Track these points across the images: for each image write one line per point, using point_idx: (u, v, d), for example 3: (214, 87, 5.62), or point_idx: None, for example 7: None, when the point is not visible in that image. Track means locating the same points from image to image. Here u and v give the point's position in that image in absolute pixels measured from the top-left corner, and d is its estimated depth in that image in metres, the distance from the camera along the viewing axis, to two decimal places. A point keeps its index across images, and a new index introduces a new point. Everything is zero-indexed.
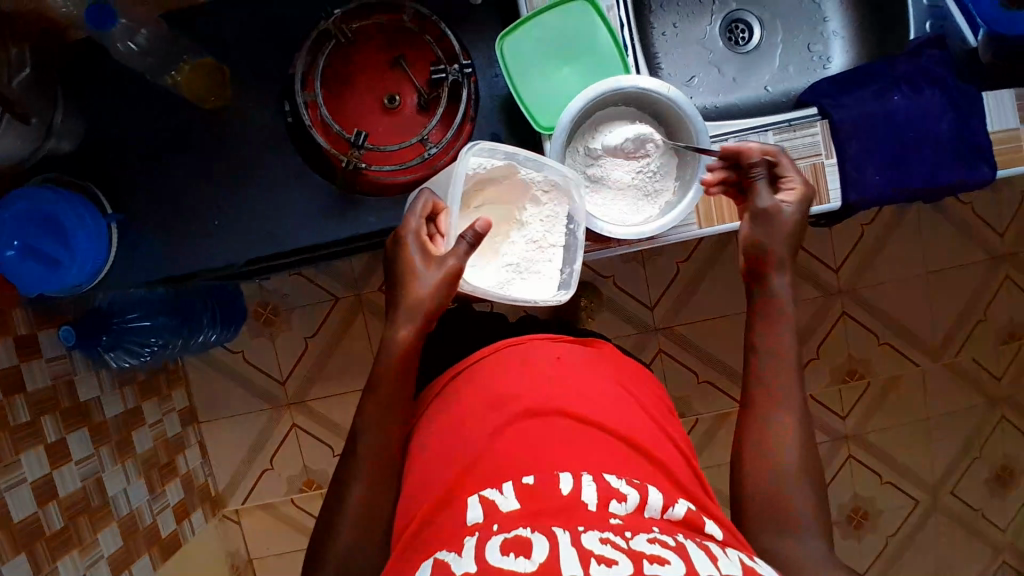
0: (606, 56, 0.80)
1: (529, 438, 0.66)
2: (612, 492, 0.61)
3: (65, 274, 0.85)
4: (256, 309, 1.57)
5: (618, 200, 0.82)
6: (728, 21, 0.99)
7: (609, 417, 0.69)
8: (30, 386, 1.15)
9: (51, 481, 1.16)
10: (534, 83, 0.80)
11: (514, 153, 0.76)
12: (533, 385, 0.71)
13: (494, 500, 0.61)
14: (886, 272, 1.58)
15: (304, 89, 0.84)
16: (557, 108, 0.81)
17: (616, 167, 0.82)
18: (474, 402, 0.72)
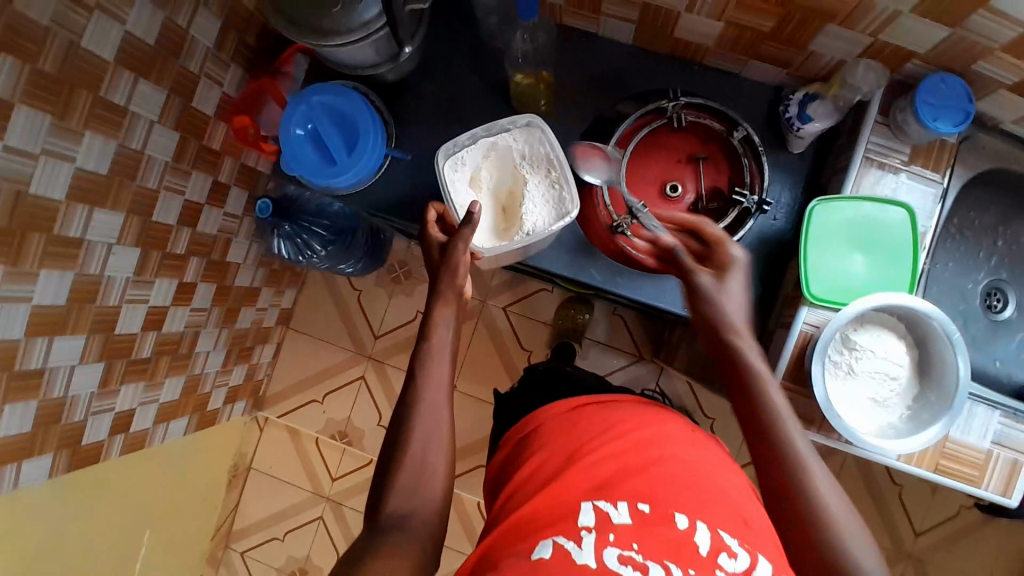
0: (903, 267, 0.80)
1: (647, 467, 0.70)
2: (723, 545, 0.62)
3: (327, 172, 0.90)
4: (393, 263, 1.62)
5: (857, 405, 0.78)
6: (991, 285, 0.93)
7: (717, 478, 0.71)
8: (200, 226, 1.23)
9: (164, 313, 1.21)
10: (824, 255, 0.81)
11: (476, 132, 0.89)
12: (654, 433, 0.76)
13: (607, 511, 0.65)
14: (962, 567, 1.50)
15: (617, 145, 0.92)
16: (835, 288, 0.81)
17: (864, 373, 0.78)
18: (599, 427, 0.78)
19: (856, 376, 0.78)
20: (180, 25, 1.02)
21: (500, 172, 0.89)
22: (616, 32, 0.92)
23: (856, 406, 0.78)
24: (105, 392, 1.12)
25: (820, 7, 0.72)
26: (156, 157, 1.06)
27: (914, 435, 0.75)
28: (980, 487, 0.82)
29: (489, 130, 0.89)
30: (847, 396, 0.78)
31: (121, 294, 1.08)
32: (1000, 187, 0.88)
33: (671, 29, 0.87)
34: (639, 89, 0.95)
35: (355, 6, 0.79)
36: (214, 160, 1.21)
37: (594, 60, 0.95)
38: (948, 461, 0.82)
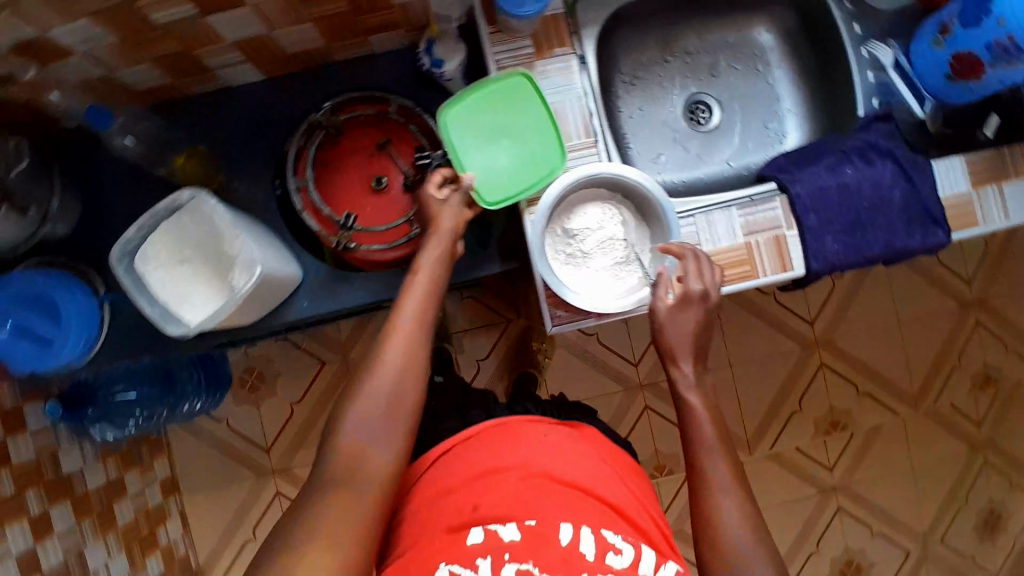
0: (538, 130, 0.86)
1: (527, 494, 0.73)
2: (609, 546, 0.70)
3: (50, 353, 0.86)
4: (241, 376, 1.57)
5: (600, 276, 0.87)
6: (689, 102, 1.08)
7: (591, 479, 0.78)
8: (15, 459, 1.14)
9: (34, 555, 1.13)
10: (475, 158, 0.86)
11: (141, 226, 0.81)
12: (524, 452, 0.78)
13: (495, 530, 0.69)
14: (857, 324, 1.61)
15: (298, 175, 0.91)
16: (495, 182, 0.86)
17: (597, 246, 0.87)
18: (472, 459, 0.79)
19: (591, 254, 0.87)
20: None
21: (183, 244, 0.81)
22: (242, 74, 0.92)
23: (600, 277, 0.87)
24: None
25: None
26: None
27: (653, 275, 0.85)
28: (763, 276, 0.88)
29: (154, 211, 0.81)
30: (591, 270, 0.87)
31: None
32: (642, 25, 1.04)
33: (276, 51, 0.88)
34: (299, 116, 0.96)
35: None
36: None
37: (244, 115, 0.96)
38: (716, 275, 0.88)
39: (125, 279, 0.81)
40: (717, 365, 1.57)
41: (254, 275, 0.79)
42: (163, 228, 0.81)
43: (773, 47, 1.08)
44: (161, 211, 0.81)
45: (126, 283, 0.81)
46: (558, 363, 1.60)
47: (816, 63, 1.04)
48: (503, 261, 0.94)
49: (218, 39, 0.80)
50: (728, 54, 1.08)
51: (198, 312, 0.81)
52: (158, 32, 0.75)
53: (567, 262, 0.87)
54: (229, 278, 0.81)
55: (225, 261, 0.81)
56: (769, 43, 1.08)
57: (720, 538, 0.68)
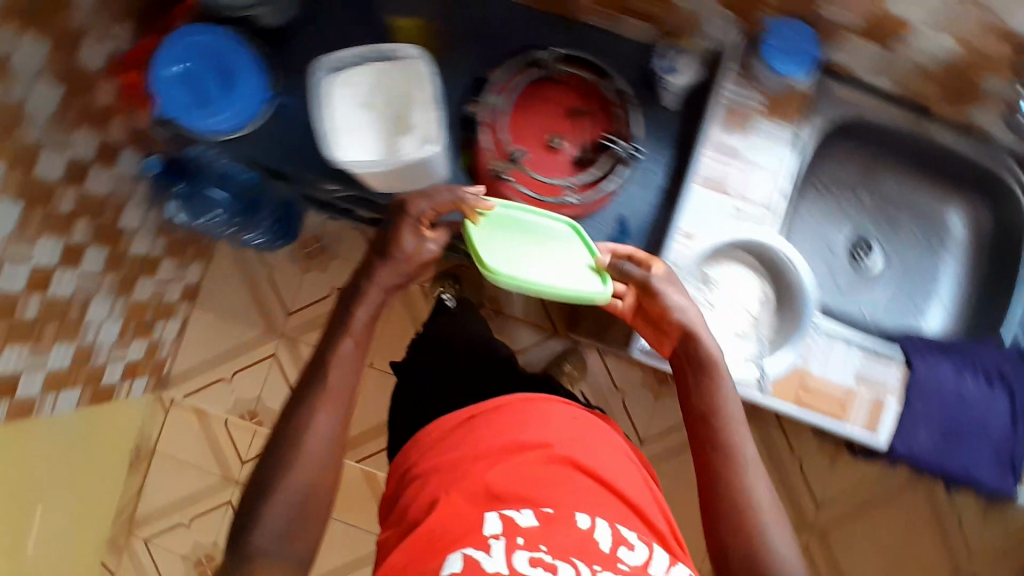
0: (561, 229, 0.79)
1: (550, 478, 0.78)
2: (622, 540, 0.74)
3: (202, 112, 0.86)
4: (305, 239, 1.59)
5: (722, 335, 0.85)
6: (858, 237, 1.06)
7: (604, 468, 0.83)
8: (89, 185, 1.18)
9: (48, 276, 1.15)
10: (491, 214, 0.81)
11: (361, 56, 0.85)
12: (553, 434, 0.84)
13: (512, 516, 0.74)
14: (858, 534, 1.52)
15: (497, 94, 0.92)
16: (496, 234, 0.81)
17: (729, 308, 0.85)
18: (490, 433, 0.83)
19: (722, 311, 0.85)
20: None
21: (383, 95, 0.85)
22: None
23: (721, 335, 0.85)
24: None
25: None
26: (37, 110, 1.03)
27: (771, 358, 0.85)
28: (850, 426, 0.87)
29: (378, 51, 0.84)
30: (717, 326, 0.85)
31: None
32: (859, 146, 1.04)
33: None
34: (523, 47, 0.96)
35: None
36: (100, 120, 1.16)
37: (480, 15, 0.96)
38: (810, 396, 0.87)
39: (316, 85, 0.83)
40: None
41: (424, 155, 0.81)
42: (376, 69, 0.84)
43: (957, 234, 1.07)
44: (384, 53, 0.84)
45: (317, 90, 0.83)
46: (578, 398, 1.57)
47: (987, 276, 1.06)
48: None
49: None
50: (915, 216, 1.07)
51: (355, 156, 0.82)
52: None
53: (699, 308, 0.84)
54: (400, 143, 0.83)
55: (406, 129, 0.84)
56: (956, 228, 1.07)
57: (746, 530, 0.75)
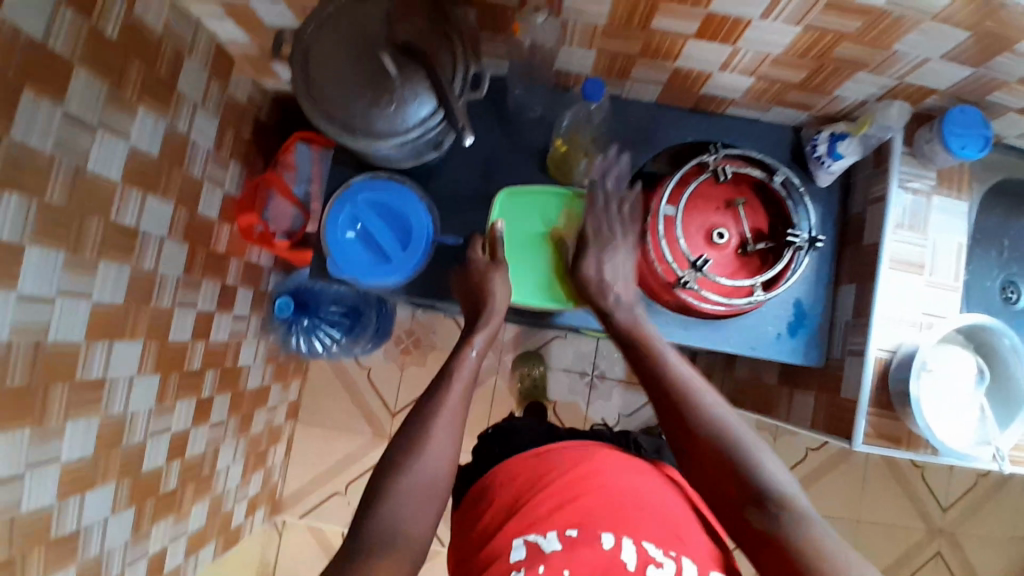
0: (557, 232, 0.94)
1: (582, 500, 0.72)
2: (650, 558, 0.65)
3: (376, 272, 0.86)
4: (398, 335, 1.57)
5: (949, 419, 0.81)
6: (1005, 281, 1.01)
7: (650, 495, 0.74)
8: (213, 336, 1.14)
9: (186, 437, 1.10)
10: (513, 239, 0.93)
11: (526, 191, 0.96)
12: (586, 465, 0.77)
13: (537, 541, 0.68)
14: (988, 528, 1.55)
15: (669, 203, 0.91)
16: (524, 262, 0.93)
17: (947, 393, 0.82)
18: (533, 470, 0.79)
19: (942, 398, 0.81)
20: (181, 131, 0.96)
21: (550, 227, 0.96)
22: (642, 91, 0.94)
23: (948, 420, 0.81)
24: (138, 537, 1.01)
25: (854, 58, 0.77)
26: (168, 273, 0.98)
27: (1008, 435, 0.80)
28: None
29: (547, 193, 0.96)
30: (942, 414, 0.81)
31: (145, 429, 0.98)
32: (1001, 193, 0.97)
33: (696, 88, 0.91)
34: (668, 143, 0.98)
35: (406, 106, 0.77)
36: (220, 266, 1.14)
37: (622, 121, 0.98)
38: (1019, 452, 0.85)
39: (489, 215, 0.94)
40: (855, 514, 1.53)
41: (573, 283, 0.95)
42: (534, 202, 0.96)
43: None
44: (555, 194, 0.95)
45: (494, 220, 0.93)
46: None
47: None
48: (807, 355, 0.93)
49: (671, 60, 0.84)
50: None
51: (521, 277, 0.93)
52: (642, 33, 0.79)
53: (925, 401, 0.80)
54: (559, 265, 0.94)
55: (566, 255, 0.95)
56: None
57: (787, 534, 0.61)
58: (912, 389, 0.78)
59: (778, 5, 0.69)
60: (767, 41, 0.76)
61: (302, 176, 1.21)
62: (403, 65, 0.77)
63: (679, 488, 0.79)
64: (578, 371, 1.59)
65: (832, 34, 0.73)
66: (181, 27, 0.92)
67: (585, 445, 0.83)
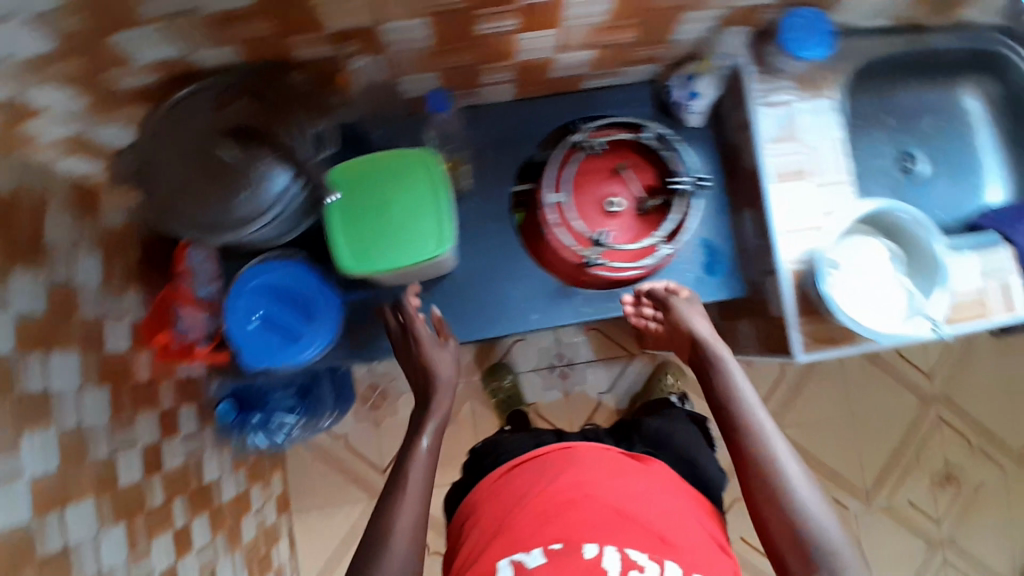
0: (403, 219, 0.78)
1: (565, 512, 0.73)
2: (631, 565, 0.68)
3: (293, 351, 0.85)
4: (364, 393, 1.55)
5: (874, 313, 0.82)
6: (900, 153, 1.02)
7: (635, 501, 0.76)
8: (167, 464, 1.11)
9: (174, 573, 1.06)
10: (370, 186, 0.78)
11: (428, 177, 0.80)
12: (571, 472, 0.79)
13: (523, 559, 0.70)
14: (975, 379, 1.58)
15: (554, 191, 0.91)
16: (352, 200, 0.78)
17: (863, 288, 0.83)
18: (518, 487, 0.81)
19: (860, 294, 0.83)
20: (64, 280, 0.93)
21: None
22: (498, 94, 0.95)
23: (873, 314, 0.82)
24: None
25: (671, 5, 0.78)
26: (96, 424, 0.95)
27: (933, 303, 0.81)
28: (990, 320, 0.90)
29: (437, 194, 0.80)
30: (867, 309, 0.82)
31: None
32: (865, 78, 0.98)
33: (546, 73, 0.91)
34: (540, 134, 0.98)
35: (261, 185, 0.75)
36: (150, 394, 1.10)
37: (488, 128, 0.97)
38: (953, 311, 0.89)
39: (364, 176, 0.78)
40: (848, 410, 1.55)
41: (432, 273, 0.92)
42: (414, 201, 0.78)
43: (979, 114, 1.03)
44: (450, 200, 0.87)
45: (353, 181, 0.78)
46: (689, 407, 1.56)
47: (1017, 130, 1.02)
48: (731, 289, 0.95)
49: (508, 58, 0.85)
50: (933, 112, 1.03)
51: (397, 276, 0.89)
52: (470, 43, 0.80)
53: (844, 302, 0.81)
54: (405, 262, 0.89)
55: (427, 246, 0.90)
56: (975, 108, 1.03)
57: None
58: (824, 292, 0.79)
59: None
60: (583, 13, 0.77)
61: (202, 276, 1.14)
62: (244, 147, 0.76)
63: (675, 494, 0.80)
64: (547, 366, 1.59)
65: None
66: (27, 176, 0.89)
67: (575, 447, 0.85)
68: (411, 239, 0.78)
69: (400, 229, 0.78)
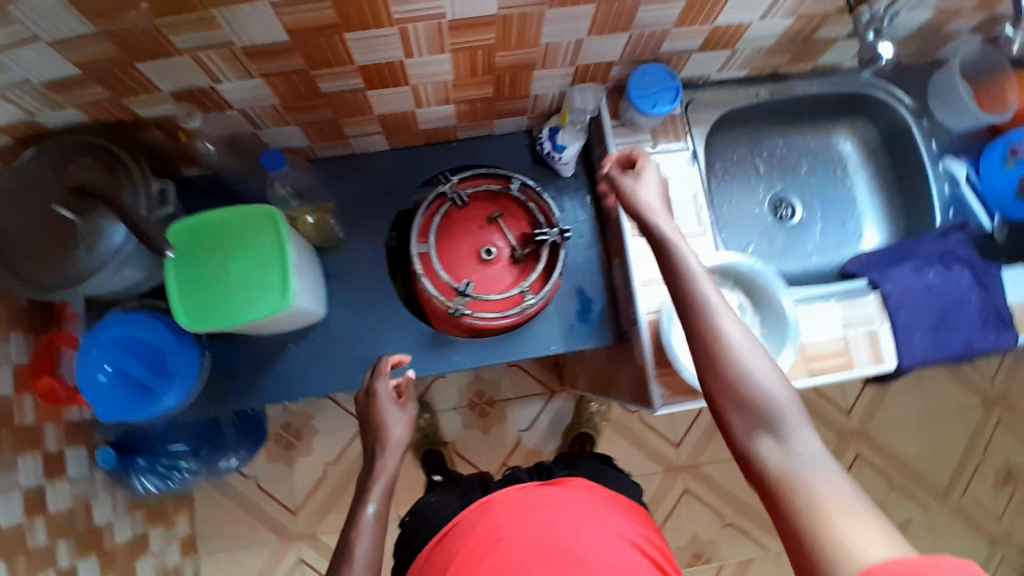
0: (246, 275, 0.75)
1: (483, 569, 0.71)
2: None
3: (148, 404, 0.82)
4: (278, 432, 1.53)
5: None
6: (774, 199, 1.05)
7: (554, 531, 0.74)
8: (51, 506, 1.03)
9: None
10: (213, 243, 0.75)
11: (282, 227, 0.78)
12: (485, 525, 0.77)
13: None
14: (891, 416, 1.58)
15: (420, 241, 0.91)
16: (193, 257, 0.75)
17: None
18: (441, 559, 0.78)
19: None
20: None
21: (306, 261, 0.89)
22: (370, 143, 0.94)
23: None
24: None
25: (520, 59, 0.78)
26: None
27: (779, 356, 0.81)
28: (857, 369, 0.90)
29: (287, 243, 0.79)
30: None
31: None
32: (733, 126, 1.01)
33: (414, 125, 0.91)
34: (415, 182, 0.98)
35: (97, 245, 0.74)
36: (35, 438, 1.03)
37: (363, 175, 0.97)
38: (817, 362, 0.90)
39: (206, 234, 0.76)
40: None
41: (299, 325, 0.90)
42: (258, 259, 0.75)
43: (854, 156, 1.05)
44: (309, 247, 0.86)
45: (196, 239, 0.75)
46: (607, 445, 1.55)
47: (895, 172, 1.03)
48: (602, 334, 0.96)
49: (370, 112, 0.85)
50: (810, 156, 1.06)
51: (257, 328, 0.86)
52: (318, 99, 0.79)
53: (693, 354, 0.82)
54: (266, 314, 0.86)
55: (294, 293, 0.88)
56: (849, 152, 1.05)
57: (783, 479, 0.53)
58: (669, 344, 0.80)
59: (410, 39, 0.70)
60: (430, 68, 0.77)
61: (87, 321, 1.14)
62: (82, 206, 0.75)
63: (600, 508, 0.79)
64: (466, 404, 1.57)
65: (480, 49, 0.74)
66: None
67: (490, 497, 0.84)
68: (252, 296, 0.75)
69: (243, 286, 0.75)
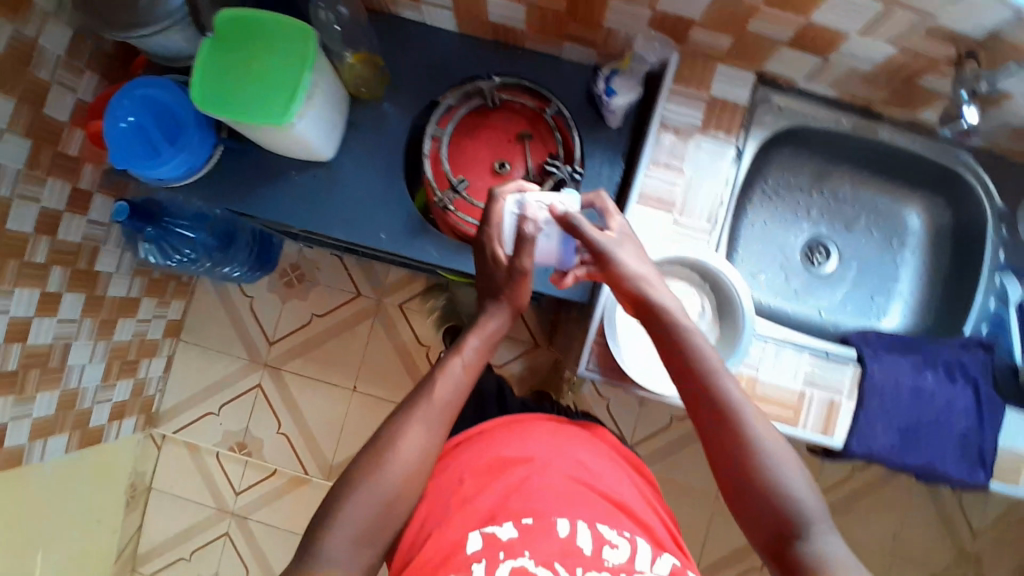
0: (263, 75, 0.78)
1: (528, 488, 0.70)
2: (604, 539, 0.66)
3: (153, 164, 0.87)
4: (284, 268, 1.61)
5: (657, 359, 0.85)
6: (811, 241, 1.01)
7: (596, 479, 0.75)
8: (60, 234, 1.13)
9: (27, 325, 1.09)
10: (250, 37, 0.79)
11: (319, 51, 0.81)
12: (526, 446, 0.76)
13: (494, 533, 0.65)
14: None
15: (439, 125, 0.92)
16: (227, 42, 0.78)
17: None
18: (473, 461, 0.74)
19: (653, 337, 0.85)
20: (30, 37, 0.95)
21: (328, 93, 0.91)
22: (438, 18, 0.95)
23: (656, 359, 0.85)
24: None
25: None
26: (7, 164, 0.96)
27: None
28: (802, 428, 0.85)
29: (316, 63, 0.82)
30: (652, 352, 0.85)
31: None
32: (803, 145, 0.96)
33: (482, 15, 0.90)
34: (464, 75, 0.98)
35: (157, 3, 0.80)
36: (71, 170, 1.12)
37: (420, 49, 0.98)
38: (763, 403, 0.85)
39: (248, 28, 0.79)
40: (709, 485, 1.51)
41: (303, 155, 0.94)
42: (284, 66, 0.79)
43: (916, 233, 1.00)
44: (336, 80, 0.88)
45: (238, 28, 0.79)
46: None
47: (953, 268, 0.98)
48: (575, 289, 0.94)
49: None
50: (872, 215, 1.01)
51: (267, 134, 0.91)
52: None
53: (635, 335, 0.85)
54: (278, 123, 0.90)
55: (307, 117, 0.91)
56: (915, 227, 1.00)
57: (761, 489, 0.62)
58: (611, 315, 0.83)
59: None
60: None
61: None
62: None
63: (625, 472, 0.80)
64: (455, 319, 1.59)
65: None
66: None
67: (528, 420, 0.81)
68: (262, 96, 0.78)
69: (255, 82, 0.78)
